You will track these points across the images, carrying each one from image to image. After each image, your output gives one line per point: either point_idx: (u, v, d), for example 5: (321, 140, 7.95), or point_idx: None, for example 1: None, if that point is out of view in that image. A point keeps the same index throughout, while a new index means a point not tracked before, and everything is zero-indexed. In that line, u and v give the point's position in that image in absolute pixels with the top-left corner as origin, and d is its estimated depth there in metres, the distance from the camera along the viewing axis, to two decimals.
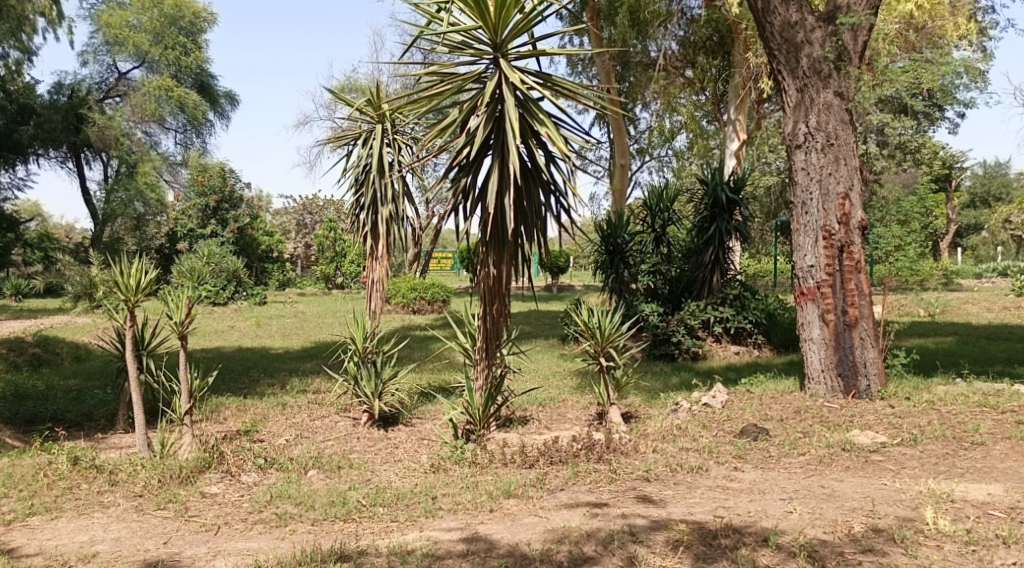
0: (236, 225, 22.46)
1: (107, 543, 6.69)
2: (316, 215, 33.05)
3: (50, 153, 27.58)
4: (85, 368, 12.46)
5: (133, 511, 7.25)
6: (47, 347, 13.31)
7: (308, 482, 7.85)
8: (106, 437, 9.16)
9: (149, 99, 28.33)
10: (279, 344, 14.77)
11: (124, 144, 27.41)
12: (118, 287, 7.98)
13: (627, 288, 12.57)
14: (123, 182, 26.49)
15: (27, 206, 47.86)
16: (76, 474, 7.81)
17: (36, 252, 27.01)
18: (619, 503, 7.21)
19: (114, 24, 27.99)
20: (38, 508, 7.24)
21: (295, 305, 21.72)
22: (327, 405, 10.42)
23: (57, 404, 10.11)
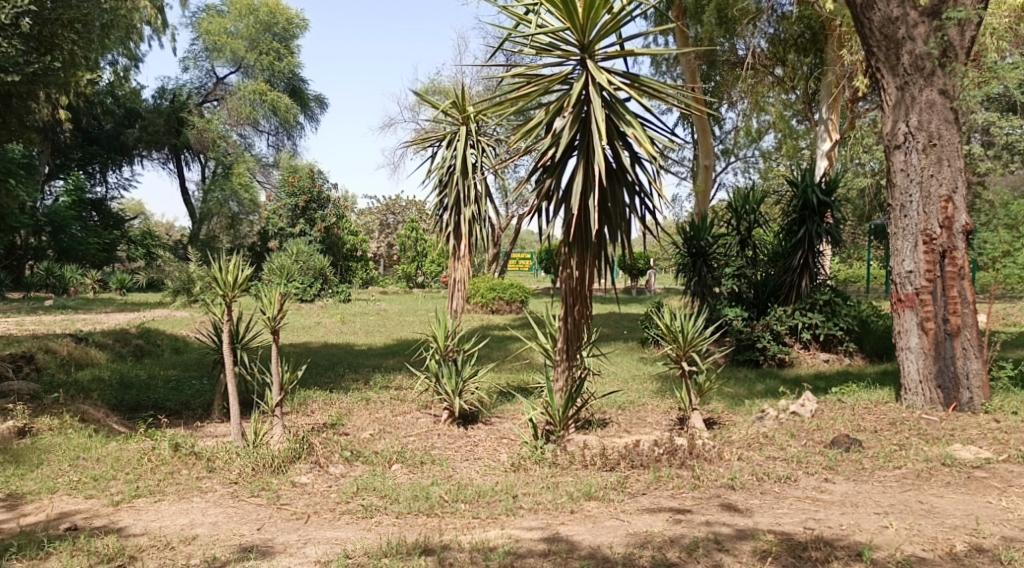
0: (323, 224, 22.94)
1: (206, 526, 6.88)
2: (399, 215, 33.42)
3: (152, 154, 29.19)
4: (182, 360, 12.84)
5: (229, 497, 7.43)
6: (149, 338, 13.84)
7: (392, 476, 7.95)
8: (202, 425, 9.37)
9: (243, 102, 29.17)
10: (362, 340, 15.00)
11: (220, 146, 28.47)
12: (217, 283, 8.24)
13: (710, 292, 12.48)
14: (219, 182, 27.35)
15: (131, 205, 49.59)
16: (177, 460, 8.04)
17: (138, 249, 28.13)
18: (703, 510, 7.12)
19: (213, 31, 28.86)
20: (143, 491, 7.47)
21: (378, 303, 21.92)
22: (409, 402, 10.54)
23: (158, 394, 10.41)
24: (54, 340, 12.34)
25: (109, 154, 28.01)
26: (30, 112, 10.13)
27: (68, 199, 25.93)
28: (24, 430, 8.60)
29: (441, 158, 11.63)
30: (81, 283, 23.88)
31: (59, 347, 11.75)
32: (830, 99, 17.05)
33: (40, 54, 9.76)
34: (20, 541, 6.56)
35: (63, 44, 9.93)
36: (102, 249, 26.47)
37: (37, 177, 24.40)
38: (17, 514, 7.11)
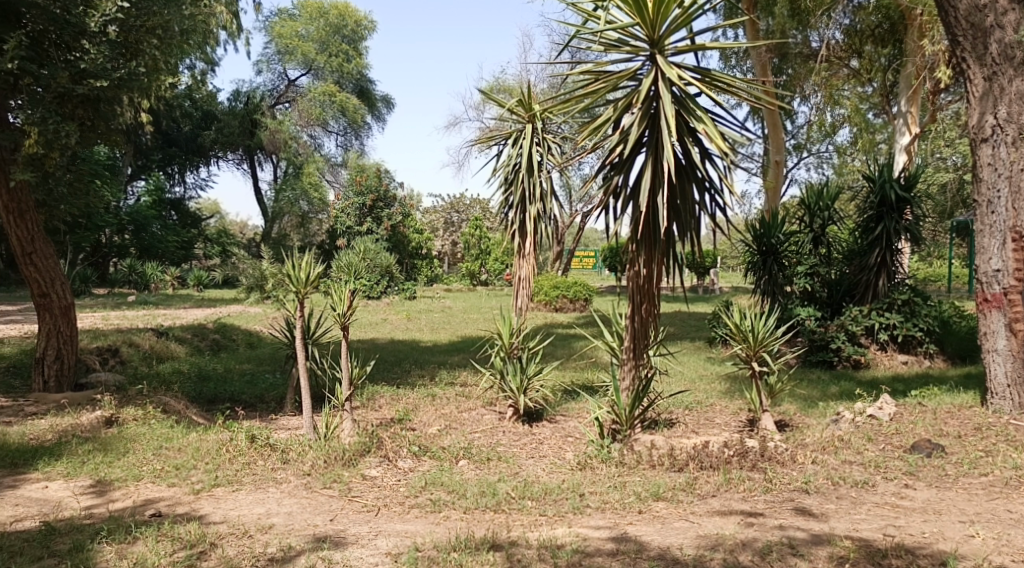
0: (390, 223, 23.14)
1: (281, 516, 6.95)
2: (463, 213, 33.53)
3: (227, 155, 30.06)
4: (256, 355, 13.08)
5: (303, 488, 7.51)
6: (225, 332, 14.17)
7: (459, 471, 7.94)
8: (274, 418, 9.53)
9: (314, 103, 29.55)
10: (428, 337, 15.07)
11: (292, 147, 29.03)
12: (289, 280, 8.32)
13: (781, 290, 12.18)
14: (290, 182, 27.85)
15: (207, 204, 50.79)
16: (253, 451, 8.12)
17: (214, 247, 28.85)
18: (776, 514, 6.94)
19: (285, 35, 29.17)
20: (221, 480, 7.59)
21: (443, 301, 22.05)
22: (474, 398, 10.53)
23: (233, 387, 10.80)
24: (135, 334, 12.72)
25: (188, 155, 29.35)
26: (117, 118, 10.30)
27: (149, 199, 26.66)
28: (111, 420, 8.99)
29: (507, 156, 11.56)
30: (161, 279, 24.52)
31: (142, 341, 12.32)
32: (908, 91, 16.55)
33: (126, 59, 9.93)
34: (108, 526, 6.70)
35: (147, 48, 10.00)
36: (181, 247, 27.26)
37: (120, 177, 25.13)
38: (105, 499, 7.29)
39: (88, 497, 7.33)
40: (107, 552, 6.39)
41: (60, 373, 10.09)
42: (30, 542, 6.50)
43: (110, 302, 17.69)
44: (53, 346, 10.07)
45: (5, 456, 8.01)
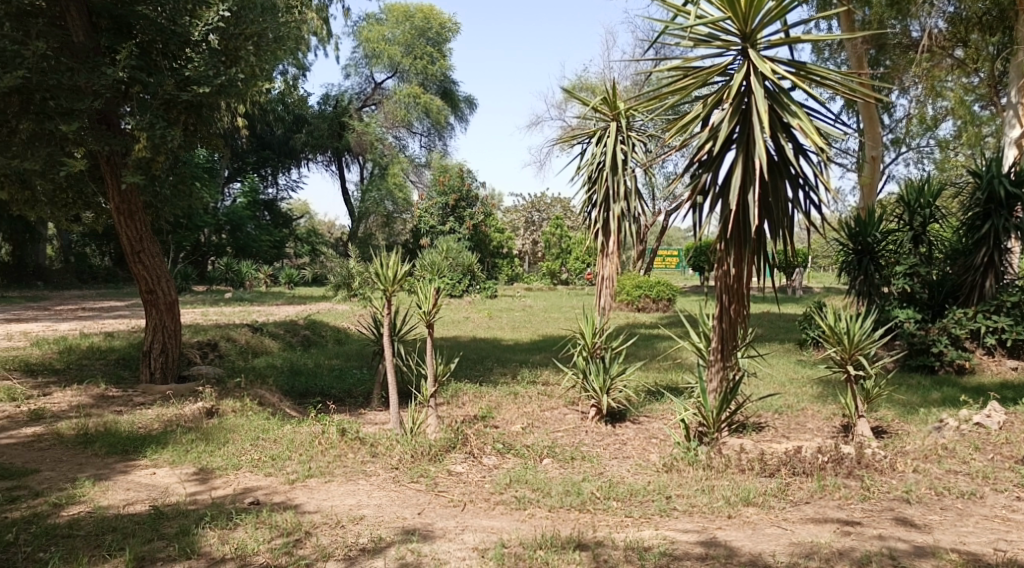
0: (472, 222, 23.20)
1: (372, 507, 7.02)
2: (543, 212, 33.48)
3: (316, 157, 30.61)
4: (344, 351, 13.29)
5: (391, 481, 7.58)
6: (314, 328, 14.42)
7: (544, 470, 7.83)
8: (362, 413, 9.90)
9: (398, 106, 29.91)
10: (509, 335, 15.03)
11: (378, 148, 29.27)
12: (378, 278, 8.44)
13: (878, 291, 11.58)
14: (376, 183, 28.04)
15: (295, 205, 51.78)
16: (344, 444, 8.24)
17: (304, 246, 29.44)
18: (875, 523, 6.64)
19: (372, 39, 29.66)
20: (314, 471, 7.70)
21: (524, 300, 22.01)
22: (556, 398, 10.36)
23: (323, 381, 11.09)
24: (232, 329, 13.18)
25: (280, 157, 30.29)
26: (217, 121, 10.65)
27: (244, 200, 27.36)
28: (211, 412, 9.34)
29: (590, 154, 10.95)
30: (255, 277, 25.09)
31: (239, 336, 12.77)
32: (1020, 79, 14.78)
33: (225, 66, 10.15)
34: (210, 512, 6.86)
35: (245, 57, 10.19)
36: (274, 246, 27.82)
37: (217, 179, 25.85)
38: (208, 486, 7.47)
39: (192, 484, 7.53)
40: (210, 536, 6.54)
41: (165, 366, 10.65)
42: (139, 525, 6.69)
43: (208, 298, 18.13)
44: (159, 339, 10.62)
45: (115, 445, 8.31)
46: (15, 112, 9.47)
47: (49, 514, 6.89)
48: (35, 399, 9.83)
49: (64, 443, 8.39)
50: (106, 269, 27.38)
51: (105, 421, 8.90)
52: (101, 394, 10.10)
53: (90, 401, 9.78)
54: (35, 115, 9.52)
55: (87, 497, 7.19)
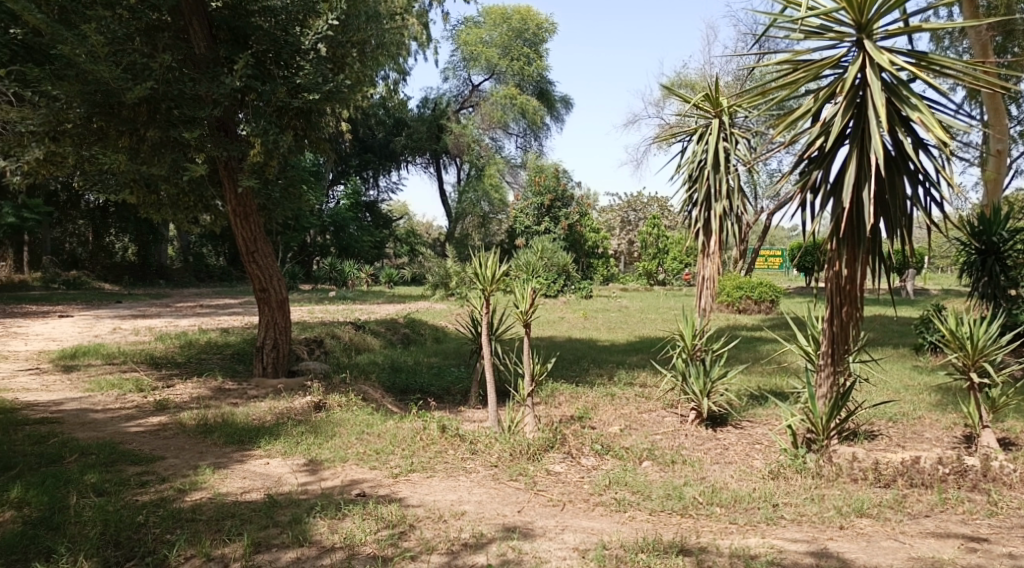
0: (567, 222, 22.97)
1: (473, 503, 7.00)
2: (640, 212, 33.03)
3: (415, 159, 30.83)
4: (442, 349, 13.33)
5: (491, 478, 7.54)
6: (414, 327, 14.50)
7: (643, 472, 7.55)
8: (462, 411, 10.12)
9: (495, 107, 29.80)
10: (605, 336, 14.78)
11: (474, 149, 29.14)
12: (478, 278, 9.27)
13: (1004, 293, 10.96)
14: (472, 183, 28.19)
15: (398, 208, 52.54)
16: (445, 440, 8.30)
17: (403, 247, 29.82)
18: (1003, 540, 6.19)
19: (470, 42, 29.81)
20: (417, 466, 7.76)
21: (621, 300, 21.72)
22: (654, 400, 10.03)
23: (422, 379, 11.49)
24: (337, 327, 13.71)
25: (381, 161, 30.30)
26: (323, 126, 11.07)
27: (347, 202, 27.80)
28: (320, 406, 9.70)
29: (691, 153, 10.43)
30: (357, 276, 25.46)
31: (343, 334, 13.19)
32: None
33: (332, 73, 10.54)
34: (320, 502, 6.95)
35: (350, 63, 10.62)
36: (374, 246, 28.14)
37: (323, 180, 26.40)
38: (317, 477, 7.59)
39: (304, 475, 7.67)
40: (320, 526, 6.61)
41: (276, 361, 11.12)
42: (255, 512, 6.82)
43: (314, 296, 18.43)
44: (271, 336, 11.11)
45: (232, 435, 8.54)
46: (144, 121, 9.80)
47: (174, 498, 7.03)
48: (160, 390, 10.26)
49: (186, 432, 8.65)
50: (220, 268, 28.26)
51: (223, 412, 9.25)
52: (219, 387, 10.61)
53: (209, 393, 10.24)
54: (161, 124, 9.84)
55: (208, 483, 7.34)
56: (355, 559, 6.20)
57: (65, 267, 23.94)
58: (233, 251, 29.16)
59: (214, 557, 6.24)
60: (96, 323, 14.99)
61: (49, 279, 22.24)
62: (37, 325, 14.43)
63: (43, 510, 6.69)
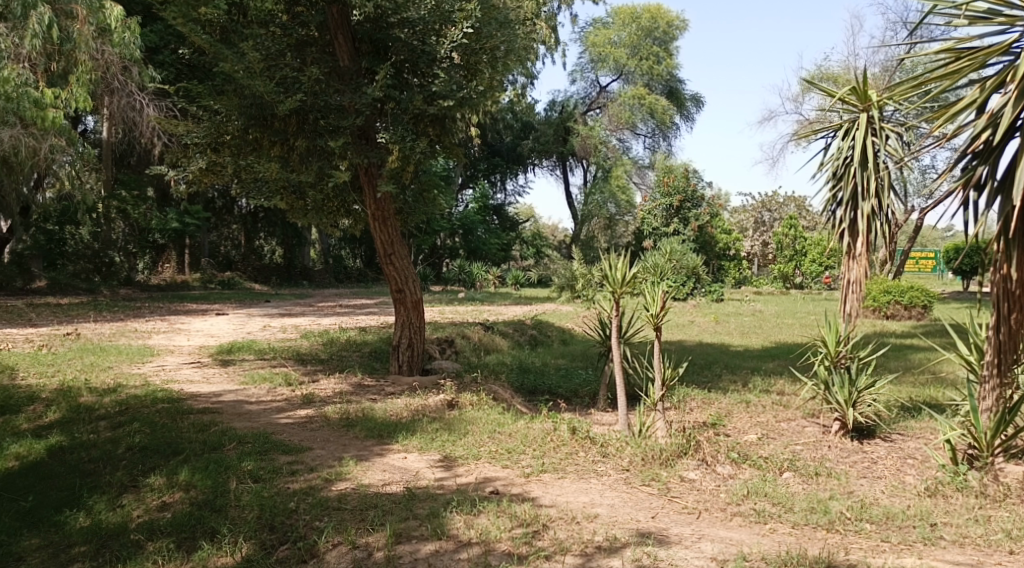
0: (697, 223, 22.53)
1: (605, 507, 6.92)
2: (775, 212, 32.12)
3: (542, 162, 30.90)
4: (570, 351, 13.31)
5: (623, 482, 7.44)
6: (541, 329, 14.50)
7: (784, 484, 7.30)
8: (591, 413, 10.10)
9: (625, 108, 29.63)
10: (738, 340, 14.41)
11: (602, 152, 29.17)
12: (608, 280, 9.36)
13: None
14: (599, 186, 28.12)
15: (523, 210, 52.94)
16: (575, 442, 8.27)
17: (529, 249, 30.02)
18: None
19: (598, 43, 29.74)
20: (548, 467, 7.74)
21: (754, 304, 21.18)
22: (793, 408, 9.69)
23: (551, 380, 11.48)
24: (468, 328, 13.87)
25: (509, 165, 30.39)
26: (456, 132, 11.22)
27: (476, 205, 28.17)
28: (452, 404, 9.79)
29: (836, 149, 10.03)
30: (486, 278, 25.68)
31: (472, 334, 13.34)
32: None
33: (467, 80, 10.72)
34: (456, 498, 7.02)
35: (483, 69, 10.69)
36: (502, 248, 28.33)
37: (453, 183, 26.94)
38: (453, 473, 7.68)
39: (440, 470, 7.77)
40: (457, 520, 6.66)
41: (411, 359, 11.43)
42: (396, 504, 6.93)
43: (444, 297, 18.69)
44: (406, 335, 11.42)
45: (372, 429, 8.74)
46: (294, 131, 10.46)
47: (321, 487, 7.23)
48: (306, 384, 10.64)
49: (330, 425, 8.93)
50: (358, 269, 29.08)
51: (363, 408, 9.49)
52: (359, 383, 10.93)
53: (350, 389, 10.55)
54: (309, 133, 10.42)
55: (351, 474, 7.52)
56: (492, 555, 6.22)
57: (221, 268, 25.51)
58: (370, 253, 29.95)
59: (358, 545, 6.37)
60: (246, 320, 15.66)
61: (206, 280, 23.58)
62: (195, 322, 15.19)
63: (207, 494, 7.06)
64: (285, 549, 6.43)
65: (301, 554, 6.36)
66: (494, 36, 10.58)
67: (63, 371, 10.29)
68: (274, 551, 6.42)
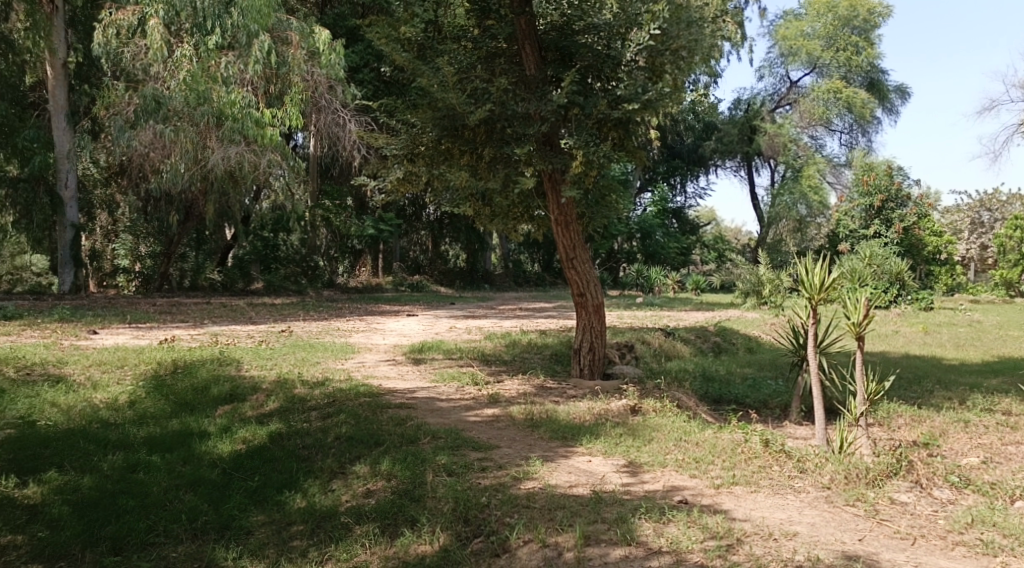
0: (902, 225, 21.42)
1: (805, 525, 6.60)
2: (997, 211, 30.76)
3: (726, 162, 31.11)
4: (758, 359, 12.93)
5: (823, 501, 7.08)
6: (726, 336, 14.14)
7: (1017, 513, 6.85)
8: (783, 425, 9.73)
9: (818, 103, 28.56)
10: (951, 354, 13.49)
11: (791, 150, 28.83)
12: (804, 286, 8.90)
13: None
14: (788, 186, 28.46)
15: (706, 212, 51.80)
16: (769, 455, 7.95)
17: (711, 253, 29.80)
18: None
19: (790, 36, 28.92)
20: (740, 479, 7.46)
21: (966, 313, 19.83)
22: (1021, 431, 8.95)
23: (739, 390, 11.12)
24: (649, 333, 13.66)
25: (690, 166, 31.02)
26: (637, 135, 10.88)
27: (655, 209, 28.27)
28: (636, 410, 9.67)
29: None
30: (665, 283, 25.38)
31: (652, 339, 13.12)
32: None
33: (652, 83, 10.44)
34: (645, 504, 6.87)
35: (670, 70, 10.41)
36: (681, 252, 28.29)
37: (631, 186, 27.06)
38: (639, 480, 7.53)
39: (625, 476, 7.64)
40: (646, 527, 6.53)
41: (592, 363, 11.34)
42: (584, 506, 6.86)
43: (625, 301, 18.58)
44: (588, 338, 11.34)
45: (557, 430, 8.72)
46: (482, 140, 10.58)
47: (510, 484, 7.25)
48: (492, 384, 10.78)
49: (516, 425, 8.97)
50: (537, 273, 29.40)
51: (546, 409, 9.48)
52: (541, 385, 10.95)
53: (533, 390, 10.60)
54: (497, 142, 10.50)
55: (538, 474, 7.50)
56: (683, 565, 6.06)
57: (410, 272, 26.91)
58: (548, 257, 30.23)
59: (549, 543, 6.38)
60: (434, 321, 16.07)
61: (399, 282, 25.02)
62: (388, 322, 15.71)
63: (407, 483, 7.24)
64: (479, 542, 6.53)
65: (494, 548, 6.45)
66: (683, 36, 10.23)
67: (279, 363, 10.89)
68: (469, 543, 6.52)
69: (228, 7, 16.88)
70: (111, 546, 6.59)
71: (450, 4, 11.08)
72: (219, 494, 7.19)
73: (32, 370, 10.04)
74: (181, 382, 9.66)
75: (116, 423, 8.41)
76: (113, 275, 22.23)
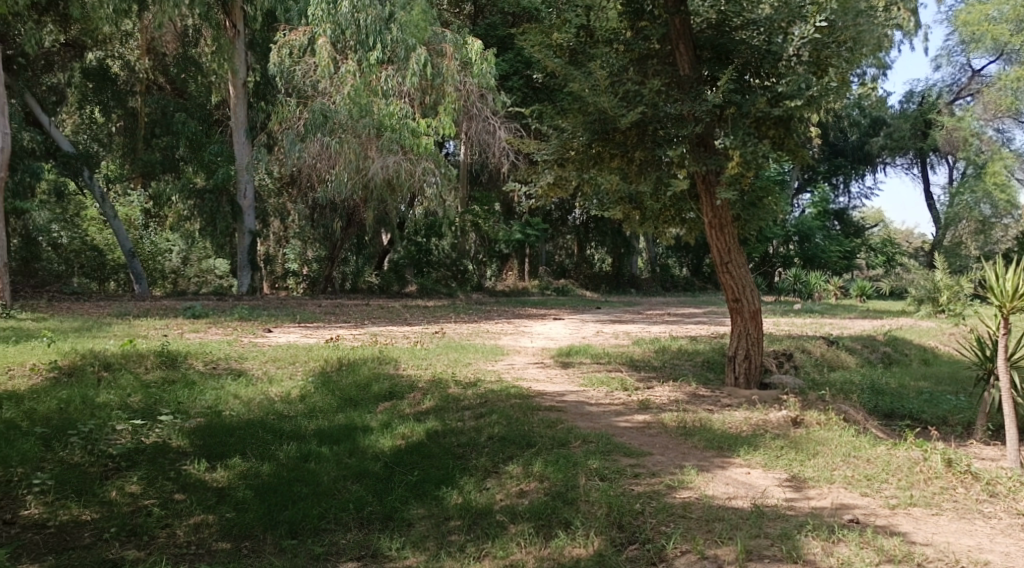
0: None
1: (998, 555, 6.02)
2: None
3: (896, 161, 31.47)
4: (934, 372, 12.12)
5: (1020, 529, 6.44)
6: (897, 346, 13.36)
7: None
8: (967, 445, 8.99)
9: (1005, 93, 26.15)
10: None
11: (973, 144, 27.54)
12: (994, 295, 8.03)
13: None
14: (970, 183, 26.94)
15: (873, 212, 49.10)
16: (952, 476, 7.33)
17: (878, 257, 28.90)
18: None
19: (973, 20, 27.60)
20: (919, 501, 6.87)
21: None
22: None
23: (914, 404, 10.40)
24: (809, 341, 12.98)
25: (853, 164, 31.59)
26: (799, 132, 10.31)
27: (815, 210, 27.41)
28: (797, 422, 9.11)
29: None
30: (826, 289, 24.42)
31: (813, 348, 12.44)
32: None
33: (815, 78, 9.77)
34: (812, 521, 6.40)
35: (835, 65, 9.64)
36: (846, 256, 27.49)
37: (792, 188, 26.28)
38: (804, 495, 7.04)
39: (788, 490, 7.16)
40: (814, 545, 6.08)
41: (749, 372, 10.81)
42: (744, 519, 6.45)
43: (782, 308, 17.82)
44: (743, 346, 10.81)
45: (712, 440, 8.29)
46: (633, 143, 10.21)
47: (665, 493, 6.91)
48: (641, 389, 10.44)
49: (668, 432, 8.60)
50: (685, 277, 28.82)
51: (700, 417, 9.09)
52: (693, 393, 10.52)
53: (685, 397, 10.19)
54: (650, 144, 10.16)
55: (693, 483, 7.13)
56: None
57: (555, 276, 26.89)
58: (697, 260, 29.56)
59: (708, 556, 6.02)
60: (580, 325, 15.85)
61: (545, 286, 24.96)
62: (536, 325, 15.59)
63: (560, 485, 7.01)
64: (635, 549, 6.21)
65: (650, 556, 6.11)
66: (851, 27, 9.61)
67: (432, 363, 10.91)
68: (624, 549, 6.21)
69: (389, 23, 17.33)
70: (289, 529, 6.62)
71: (602, 6, 10.58)
72: (383, 486, 7.16)
73: (218, 364, 10.43)
74: (346, 377, 9.82)
75: (291, 416, 8.56)
76: (284, 277, 23.69)
